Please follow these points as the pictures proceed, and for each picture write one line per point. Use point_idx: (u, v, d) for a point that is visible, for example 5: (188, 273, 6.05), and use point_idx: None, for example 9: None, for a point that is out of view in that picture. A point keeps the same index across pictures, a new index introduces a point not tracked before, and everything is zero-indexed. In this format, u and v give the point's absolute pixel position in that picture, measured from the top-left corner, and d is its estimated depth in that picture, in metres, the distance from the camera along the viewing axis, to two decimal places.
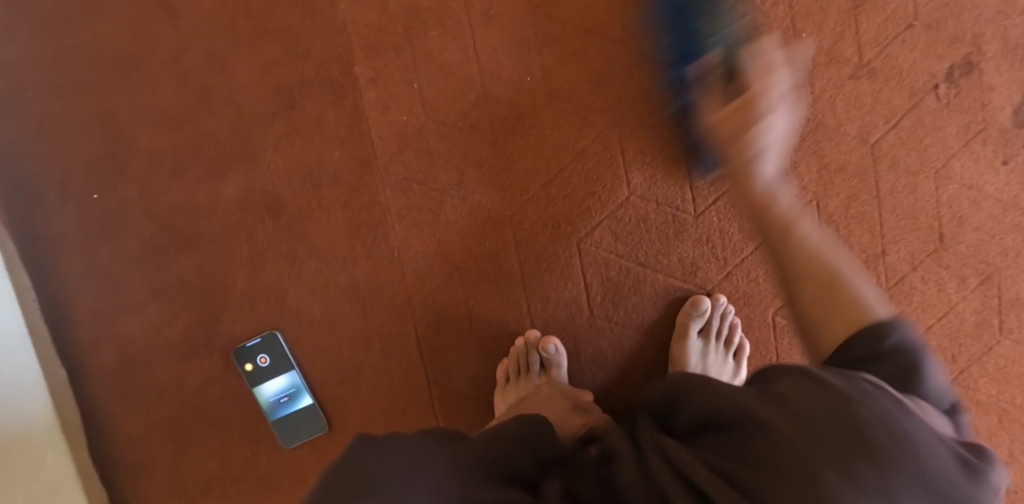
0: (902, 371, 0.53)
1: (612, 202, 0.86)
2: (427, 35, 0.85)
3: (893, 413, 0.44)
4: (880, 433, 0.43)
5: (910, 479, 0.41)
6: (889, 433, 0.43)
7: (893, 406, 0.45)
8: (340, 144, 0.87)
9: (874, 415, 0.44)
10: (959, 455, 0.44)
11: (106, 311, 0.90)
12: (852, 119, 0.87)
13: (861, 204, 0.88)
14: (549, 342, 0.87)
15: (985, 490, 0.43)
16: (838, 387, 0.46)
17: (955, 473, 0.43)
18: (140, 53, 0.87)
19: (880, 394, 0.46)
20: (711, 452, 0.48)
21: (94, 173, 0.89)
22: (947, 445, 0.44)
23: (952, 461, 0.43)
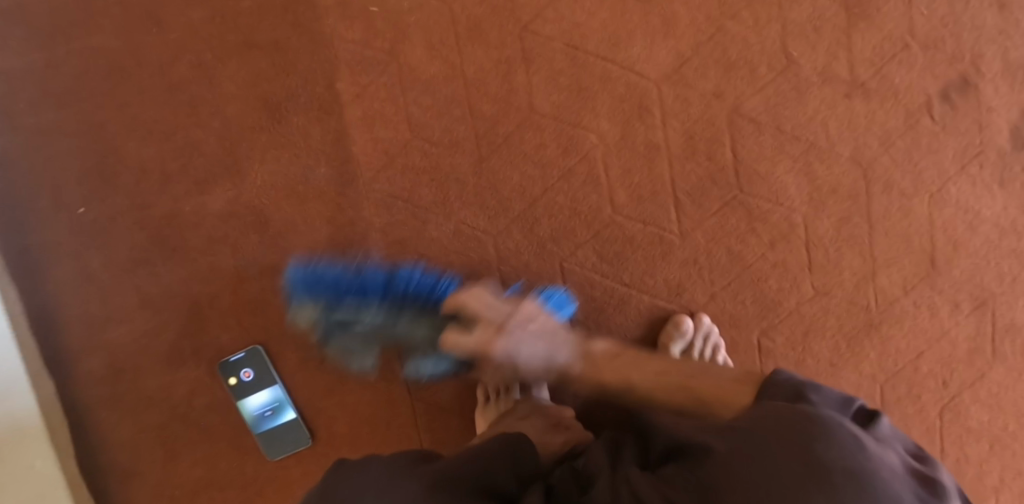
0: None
1: (597, 222, 0.86)
2: (413, 50, 0.84)
3: (854, 445, 0.45)
4: (839, 469, 0.43)
5: None
6: (852, 473, 0.43)
7: (856, 448, 0.45)
8: (325, 160, 0.87)
9: (836, 451, 0.44)
10: (915, 478, 0.46)
11: (95, 320, 0.91)
12: (845, 140, 0.84)
13: (852, 226, 0.85)
14: None
15: None
16: (799, 418, 0.46)
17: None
18: (127, 64, 0.87)
19: (844, 426, 0.46)
20: (674, 486, 0.48)
21: (82, 184, 0.89)
22: (908, 482, 0.45)
23: (915, 499, 0.44)
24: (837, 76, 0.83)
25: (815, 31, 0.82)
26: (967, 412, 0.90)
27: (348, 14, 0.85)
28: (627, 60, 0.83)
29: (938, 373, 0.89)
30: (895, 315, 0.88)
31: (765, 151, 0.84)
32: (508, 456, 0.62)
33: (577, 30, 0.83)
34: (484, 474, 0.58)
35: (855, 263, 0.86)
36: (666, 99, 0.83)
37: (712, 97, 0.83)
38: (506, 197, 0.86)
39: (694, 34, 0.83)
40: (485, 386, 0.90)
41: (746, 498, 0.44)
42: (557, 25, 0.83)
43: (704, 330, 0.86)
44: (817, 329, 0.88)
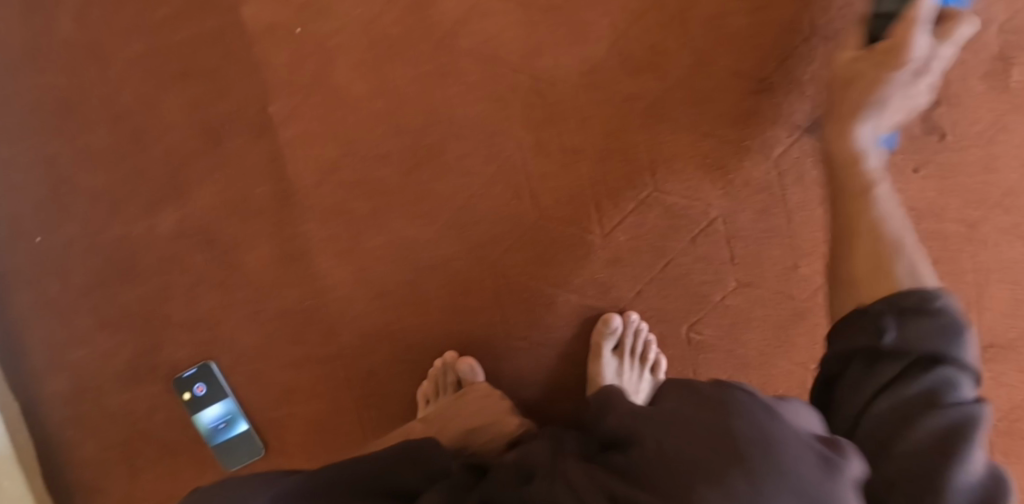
0: (942, 329, 0.53)
1: (521, 226, 0.88)
2: (336, 71, 0.88)
3: (762, 417, 0.49)
4: (747, 438, 0.48)
5: (779, 486, 0.46)
6: (755, 439, 0.48)
7: (765, 419, 0.49)
8: (262, 179, 0.91)
9: (744, 425, 0.49)
10: (818, 451, 0.48)
11: (57, 343, 0.95)
12: (757, 132, 0.87)
13: (771, 217, 0.88)
14: (465, 361, 0.89)
15: (840, 482, 0.47)
16: (713, 394, 0.53)
17: (813, 474, 0.47)
18: (75, 95, 0.91)
19: (755, 399, 0.52)
20: (617, 480, 0.51)
21: (38, 216, 0.93)
22: (812, 446, 0.49)
23: (812, 460, 0.48)
24: (743, 72, 0.87)
25: (718, 31, 0.86)
26: None
27: (275, 40, 0.89)
28: (539, 69, 0.86)
29: None
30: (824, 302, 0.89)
31: (677, 151, 0.87)
32: (416, 462, 0.67)
33: (489, 43, 0.86)
34: (386, 479, 0.65)
35: (776, 254, 0.88)
36: (580, 105, 0.87)
37: (623, 100, 0.86)
38: (438, 206, 0.89)
39: (605, 40, 0.86)
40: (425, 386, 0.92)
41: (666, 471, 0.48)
42: (469, 40, 0.86)
43: (632, 326, 0.88)
44: (744, 320, 0.89)
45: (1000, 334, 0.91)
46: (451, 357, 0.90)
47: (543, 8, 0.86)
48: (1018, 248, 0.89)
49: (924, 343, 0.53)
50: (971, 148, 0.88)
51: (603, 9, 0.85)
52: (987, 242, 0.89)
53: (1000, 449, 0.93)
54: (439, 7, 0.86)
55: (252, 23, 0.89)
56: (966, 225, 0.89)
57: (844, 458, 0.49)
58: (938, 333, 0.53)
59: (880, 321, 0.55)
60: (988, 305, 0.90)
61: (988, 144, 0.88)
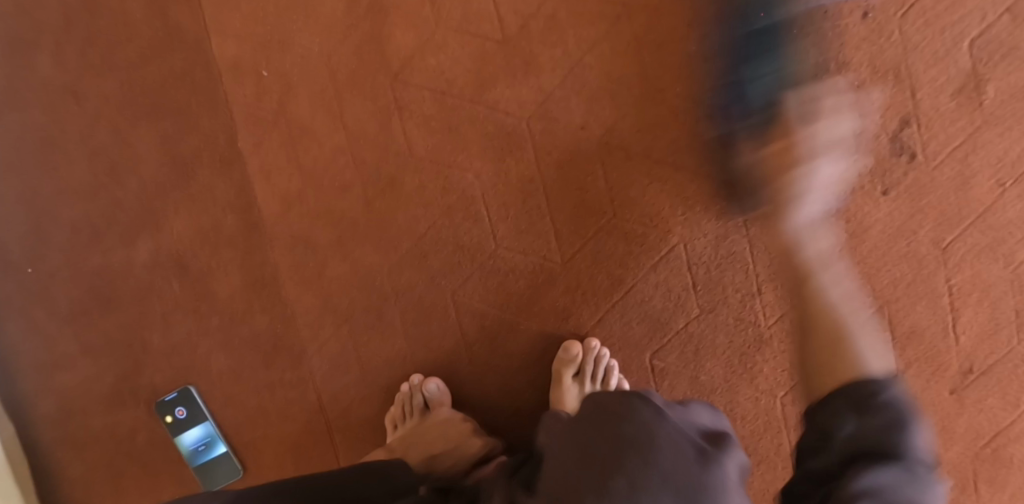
0: (886, 426, 0.51)
1: (481, 255, 0.89)
2: (298, 107, 0.91)
3: (649, 413, 0.54)
4: (628, 432, 0.52)
5: (652, 479, 0.50)
6: (636, 431, 0.52)
7: (651, 417, 0.54)
8: (231, 212, 0.94)
9: (634, 420, 0.53)
10: (696, 448, 0.53)
11: (44, 365, 1.00)
12: (715, 157, 0.85)
13: (732, 243, 0.86)
14: (429, 382, 0.90)
15: (718, 474, 0.51)
16: (614, 407, 0.55)
17: (688, 467, 0.51)
18: (55, 135, 0.97)
19: (648, 406, 0.55)
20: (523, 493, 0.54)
21: (27, 248, 0.99)
22: (694, 445, 0.53)
23: (691, 455, 0.52)
24: (699, 96, 0.85)
25: (673, 56, 0.85)
26: None
27: (241, 77, 0.92)
28: (493, 99, 0.87)
29: None
30: (786, 328, 0.88)
31: (634, 178, 0.86)
32: (381, 477, 0.68)
33: (444, 74, 0.87)
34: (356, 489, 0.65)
35: (739, 280, 0.87)
36: (535, 134, 0.87)
37: (578, 127, 0.86)
38: (399, 235, 0.91)
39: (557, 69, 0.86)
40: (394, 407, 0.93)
41: (558, 487, 0.51)
42: (425, 72, 0.88)
43: (594, 353, 0.87)
44: (706, 348, 0.88)
45: (979, 359, 0.87)
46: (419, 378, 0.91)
47: (497, 39, 0.86)
48: (995, 269, 0.85)
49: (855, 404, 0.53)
50: (943, 168, 0.85)
51: (555, 40, 0.86)
52: (961, 266, 0.86)
53: (981, 477, 0.90)
54: (395, 41, 0.88)
55: (219, 61, 0.92)
56: (939, 247, 0.86)
57: (722, 456, 0.53)
58: (886, 430, 0.51)
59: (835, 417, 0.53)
60: (966, 329, 0.87)
61: (961, 163, 0.84)
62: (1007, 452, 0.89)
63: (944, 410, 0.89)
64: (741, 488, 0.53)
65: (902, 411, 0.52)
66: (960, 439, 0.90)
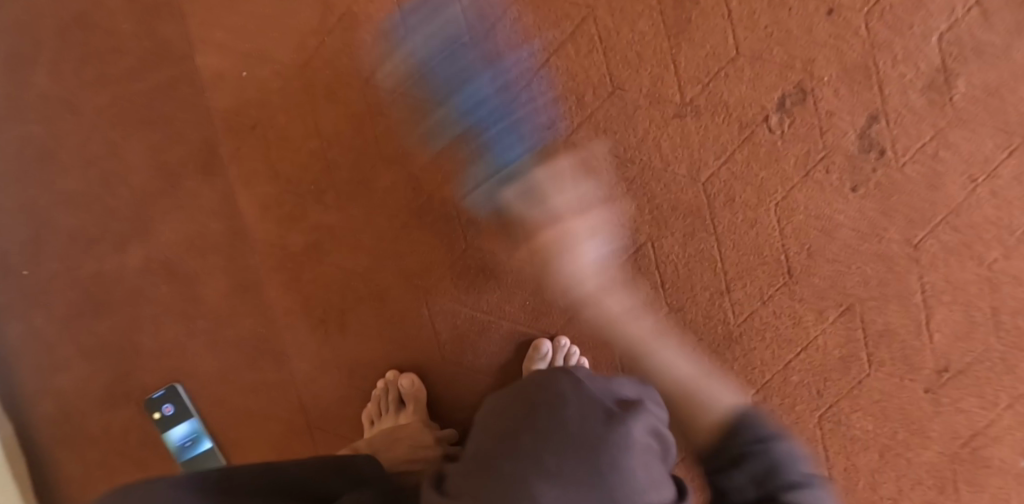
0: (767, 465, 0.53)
1: (453, 255, 0.91)
2: (276, 114, 0.94)
3: (569, 383, 0.58)
4: (544, 400, 0.56)
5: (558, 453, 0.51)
6: (551, 395, 0.57)
7: (569, 385, 0.58)
8: (215, 216, 0.97)
9: (554, 389, 0.57)
10: (607, 411, 0.55)
11: (41, 368, 1.04)
12: (681, 157, 0.87)
13: (699, 241, 0.88)
14: (404, 377, 0.92)
15: (622, 433, 0.53)
16: (536, 377, 0.60)
17: (595, 428, 0.53)
18: (50, 145, 1.00)
19: (566, 374, 0.59)
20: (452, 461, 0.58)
21: (24, 252, 1.03)
22: (607, 408, 0.56)
23: (601, 416, 0.54)
24: (664, 97, 0.86)
25: (638, 58, 0.86)
26: (850, 422, 0.90)
27: (223, 85, 0.95)
28: None
29: (811, 382, 0.89)
30: (755, 326, 0.88)
31: (601, 177, 0.88)
32: (340, 468, 0.67)
33: (414, 80, 0.90)
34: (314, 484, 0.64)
35: (706, 278, 0.88)
36: None
37: (546, 128, 0.89)
38: (374, 237, 0.93)
39: (524, 73, 0.89)
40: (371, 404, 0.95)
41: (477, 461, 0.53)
42: (396, 78, 0.90)
43: (563, 351, 0.89)
44: (675, 347, 0.89)
45: (955, 358, 0.86)
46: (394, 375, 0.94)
47: (465, 44, 0.88)
48: (967, 267, 0.85)
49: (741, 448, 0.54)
50: (913, 165, 0.84)
51: (523, 45, 0.88)
52: (934, 263, 0.85)
53: (960, 478, 0.89)
54: (368, 48, 0.91)
55: (201, 72, 0.96)
56: (911, 245, 0.85)
57: (630, 420, 0.54)
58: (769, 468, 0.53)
59: (722, 473, 0.54)
60: (940, 327, 0.86)
61: (932, 161, 0.83)
62: (987, 453, 0.87)
63: (921, 411, 0.88)
64: (652, 450, 0.54)
65: (767, 446, 0.53)
66: (938, 440, 0.88)
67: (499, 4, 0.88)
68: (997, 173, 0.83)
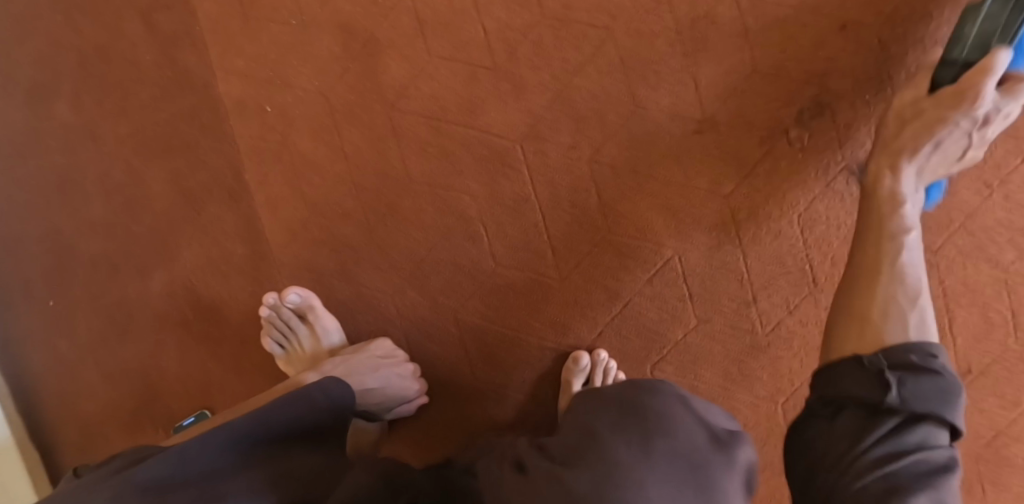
0: (940, 393, 0.52)
1: (481, 275, 0.92)
2: (299, 140, 0.95)
3: (674, 400, 0.60)
4: (643, 420, 0.58)
5: (638, 463, 0.54)
6: (643, 406, 0.59)
7: (672, 410, 0.59)
8: (240, 241, 0.98)
9: (657, 404, 0.59)
10: (712, 433, 0.58)
11: (69, 394, 1.05)
12: (702, 174, 0.88)
13: (724, 254, 0.89)
14: (286, 293, 0.94)
15: (724, 460, 0.56)
16: (641, 398, 0.60)
17: (704, 449, 0.57)
18: (74, 176, 1.02)
19: (659, 402, 0.59)
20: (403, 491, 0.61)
21: (50, 283, 1.04)
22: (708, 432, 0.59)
23: (703, 441, 0.57)
24: (685, 114, 0.87)
25: (658, 76, 0.87)
26: None
27: (244, 113, 0.96)
28: (486, 125, 0.90)
29: None
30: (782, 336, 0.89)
31: (626, 194, 0.89)
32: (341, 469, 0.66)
33: (437, 103, 0.91)
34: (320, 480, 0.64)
35: (733, 289, 0.89)
36: (528, 155, 0.90)
37: (568, 148, 0.89)
38: (401, 256, 0.94)
39: (546, 92, 0.89)
40: (309, 327, 0.96)
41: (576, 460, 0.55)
42: (419, 101, 0.91)
43: (594, 366, 0.89)
44: (702, 358, 0.91)
45: (975, 359, 0.88)
46: (325, 316, 0.96)
47: (487, 67, 0.90)
48: (983, 271, 0.87)
49: (886, 368, 0.53)
50: None
51: (542, 66, 0.89)
52: (951, 268, 0.88)
53: (985, 478, 0.90)
54: (389, 72, 0.92)
55: (223, 99, 0.97)
56: (928, 251, 0.88)
57: (732, 448, 0.58)
58: (935, 396, 0.51)
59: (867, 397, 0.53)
60: (960, 330, 0.88)
61: None
62: (1009, 451, 0.89)
63: None
64: (741, 489, 0.57)
65: (925, 371, 0.53)
66: (961, 441, 0.90)
67: (517, 26, 0.89)
68: (1010, 178, 0.85)
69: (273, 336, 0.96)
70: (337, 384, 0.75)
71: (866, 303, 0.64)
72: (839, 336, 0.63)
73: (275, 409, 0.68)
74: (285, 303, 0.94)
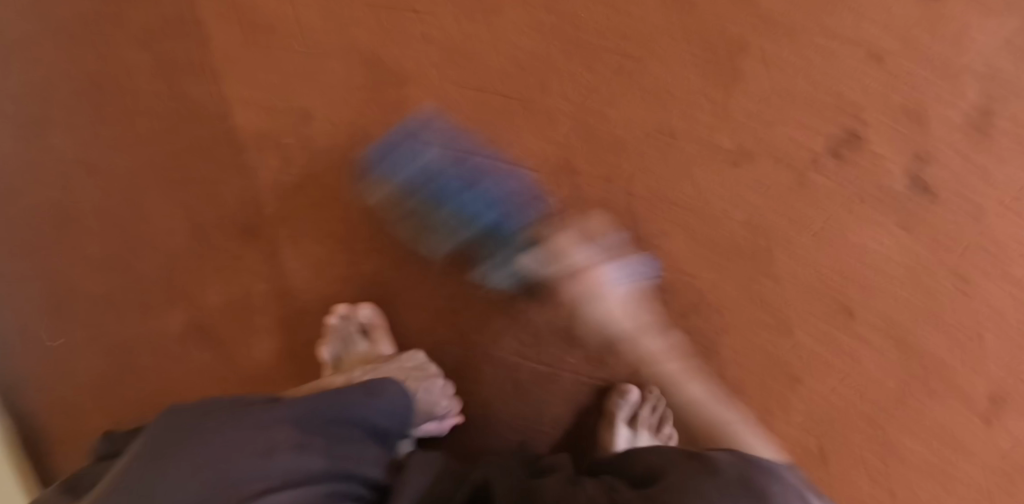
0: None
1: (514, 309, 0.91)
2: (325, 174, 0.93)
3: (774, 472, 0.59)
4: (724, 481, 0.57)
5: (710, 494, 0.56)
6: (731, 472, 0.58)
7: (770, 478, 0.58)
8: (260, 276, 0.95)
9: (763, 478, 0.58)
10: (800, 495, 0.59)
11: (71, 438, 1.00)
12: (737, 204, 0.88)
13: (759, 284, 0.88)
14: (358, 308, 0.91)
15: None
16: (733, 461, 0.60)
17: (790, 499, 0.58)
18: (76, 210, 0.96)
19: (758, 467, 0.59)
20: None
21: (48, 323, 0.98)
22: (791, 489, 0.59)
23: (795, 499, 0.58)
24: (718, 146, 0.87)
25: (692, 109, 0.87)
26: (908, 451, 0.90)
27: (264, 145, 0.93)
28: (517, 157, 0.90)
29: (867, 414, 0.90)
30: (817, 364, 0.89)
31: (661, 227, 0.88)
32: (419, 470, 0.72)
33: (467, 135, 0.89)
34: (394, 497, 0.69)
35: (769, 320, 0.89)
36: (559, 187, 0.90)
37: (602, 180, 0.89)
38: (429, 287, 0.92)
39: (573, 122, 0.89)
40: (372, 346, 0.91)
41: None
42: (449, 132, 0.89)
43: (643, 400, 0.89)
44: (739, 389, 0.89)
45: (1005, 382, 0.88)
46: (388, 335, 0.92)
47: (517, 99, 0.90)
48: (1009, 292, 0.86)
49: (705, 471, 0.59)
50: (953, 200, 0.86)
51: (573, 100, 0.89)
52: (980, 290, 0.87)
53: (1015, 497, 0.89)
54: (419, 105, 0.91)
55: (241, 130, 0.93)
56: (960, 277, 0.87)
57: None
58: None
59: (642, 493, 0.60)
60: (995, 358, 0.87)
61: (969, 194, 0.86)
62: None
63: (974, 436, 0.89)
64: None
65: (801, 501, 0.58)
66: (989, 460, 0.89)
67: (549, 57, 0.88)
68: None
69: (332, 347, 0.91)
70: (400, 391, 0.77)
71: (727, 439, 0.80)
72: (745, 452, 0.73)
73: (373, 399, 0.75)
74: (355, 316, 0.91)
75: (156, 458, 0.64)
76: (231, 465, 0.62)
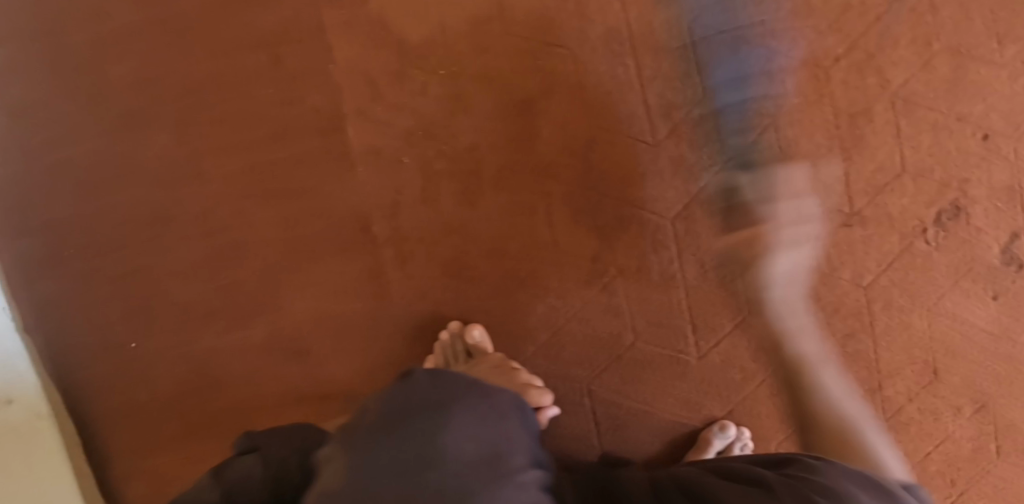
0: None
1: (619, 347, 0.91)
2: (440, 198, 0.91)
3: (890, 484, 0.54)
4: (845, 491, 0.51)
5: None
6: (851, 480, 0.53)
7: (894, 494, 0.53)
8: (358, 294, 0.94)
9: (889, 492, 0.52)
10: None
11: (144, 443, 0.98)
12: (845, 264, 0.90)
13: (857, 341, 0.92)
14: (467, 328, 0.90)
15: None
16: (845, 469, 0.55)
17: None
18: (172, 213, 0.95)
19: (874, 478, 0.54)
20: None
21: (131, 324, 0.97)
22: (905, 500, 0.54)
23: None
24: (833, 207, 0.90)
25: (814, 167, 0.89)
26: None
27: (380, 163, 0.92)
28: (640, 199, 0.89)
29: (946, 472, 0.92)
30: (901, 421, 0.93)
31: None
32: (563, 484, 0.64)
33: (591, 172, 0.89)
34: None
35: (862, 375, 0.92)
36: (679, 232, 0.90)
37: (720, 229, 0.89)
38: (534, 318, 0.91)
39: (699, 168, 0.89)
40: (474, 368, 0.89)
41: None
42: (572, 169, 0.90)
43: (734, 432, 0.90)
44: None
45: None
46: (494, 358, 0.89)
47: (648, 141, 0.89)
48: None
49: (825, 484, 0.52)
50: None
51: (699, 147, 0.89)
52: None
53: None
54: (544, 137, 0.89)
55: (355, 145, 0.92)
56: None
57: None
58: None
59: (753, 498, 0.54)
60: None
61: None
62: None
63: None
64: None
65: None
66: None
67: (680, 103, 0.89)
68: None
69: (437, 363, 0.90)
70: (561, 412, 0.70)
71: (826, 422, 0.73)
72: (825, 425, 0.73)
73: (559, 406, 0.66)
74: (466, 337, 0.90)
75: (414, 432, 0.51)
76: (496, 461, 0.52)
